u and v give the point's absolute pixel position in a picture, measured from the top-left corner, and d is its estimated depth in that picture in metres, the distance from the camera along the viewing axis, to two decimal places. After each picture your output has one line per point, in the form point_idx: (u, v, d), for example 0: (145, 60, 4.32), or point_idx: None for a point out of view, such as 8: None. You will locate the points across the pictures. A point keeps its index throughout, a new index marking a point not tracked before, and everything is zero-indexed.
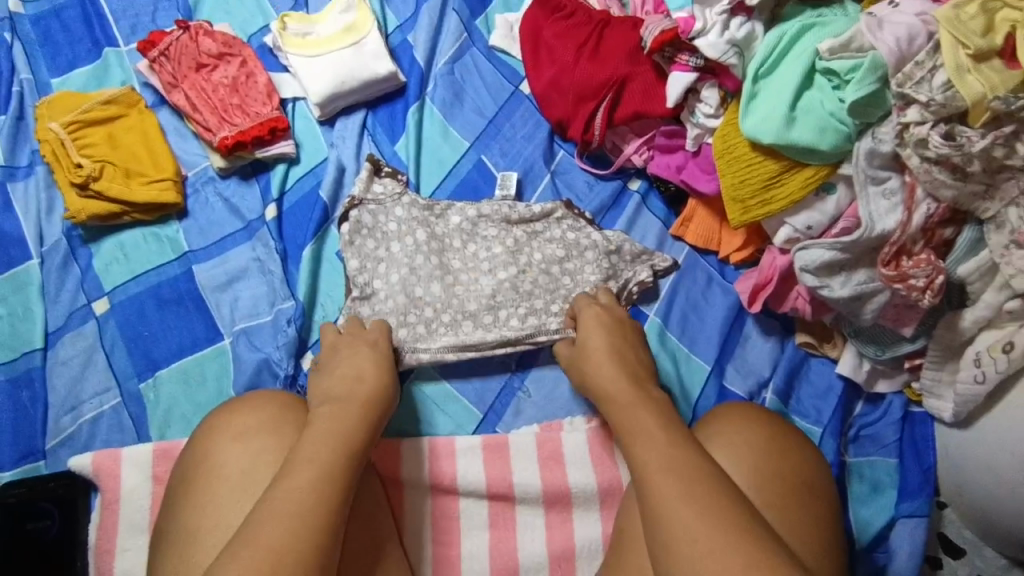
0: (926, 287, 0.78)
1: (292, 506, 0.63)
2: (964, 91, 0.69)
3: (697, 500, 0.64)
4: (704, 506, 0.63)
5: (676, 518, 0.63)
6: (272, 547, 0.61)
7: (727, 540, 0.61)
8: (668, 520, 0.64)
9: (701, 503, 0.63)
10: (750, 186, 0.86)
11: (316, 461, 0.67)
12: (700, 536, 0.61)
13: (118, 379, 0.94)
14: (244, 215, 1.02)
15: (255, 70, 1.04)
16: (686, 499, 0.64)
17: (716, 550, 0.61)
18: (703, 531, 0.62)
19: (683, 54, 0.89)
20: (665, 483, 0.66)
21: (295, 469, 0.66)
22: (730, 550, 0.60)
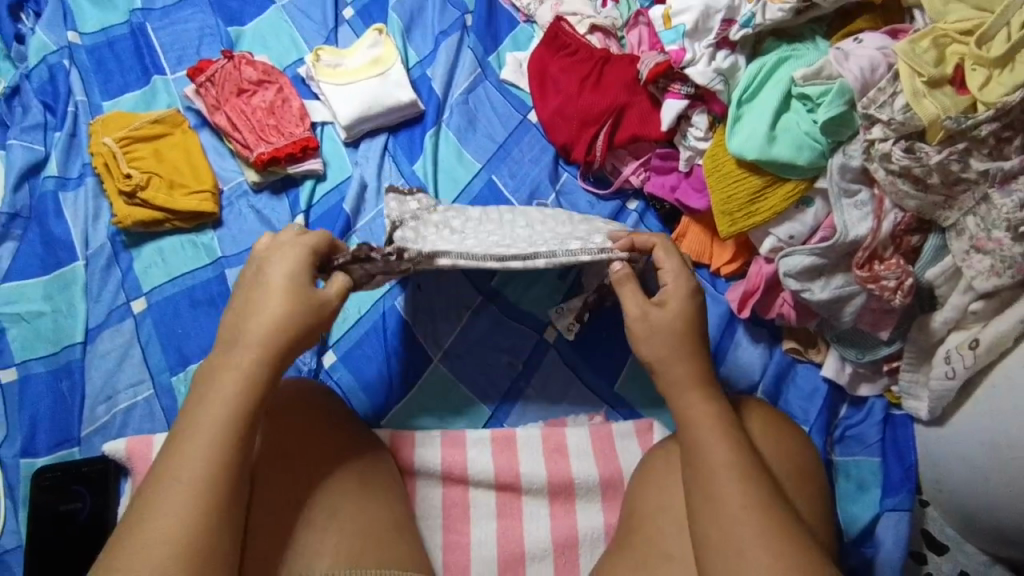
0: (896, 287, 0.86)
1: (178, 501, 0.65)
2: (921, 113, 0.79)
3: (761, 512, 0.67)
4: (766, 517, 0.67)
5: (739, 527, 0.67)
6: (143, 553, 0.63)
7: (787, 549, 0.65)
8: (729, 524, 0.67)
9: (765, 515, 0.67)
10: (736, 200, 0.95)
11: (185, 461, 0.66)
12: (763, 545, 0.65)
13: (152, 372, 1.00)
14: (273, 225, 1.10)
15: (290, 95, 1.15)
16: (749, 509, 0.67)
17: (752, 529, 0.66)
18: (765, 540, 0.66)
19: (675, 84, 1.00)
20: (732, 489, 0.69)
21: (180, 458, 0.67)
22: (761, 530, 0.66)
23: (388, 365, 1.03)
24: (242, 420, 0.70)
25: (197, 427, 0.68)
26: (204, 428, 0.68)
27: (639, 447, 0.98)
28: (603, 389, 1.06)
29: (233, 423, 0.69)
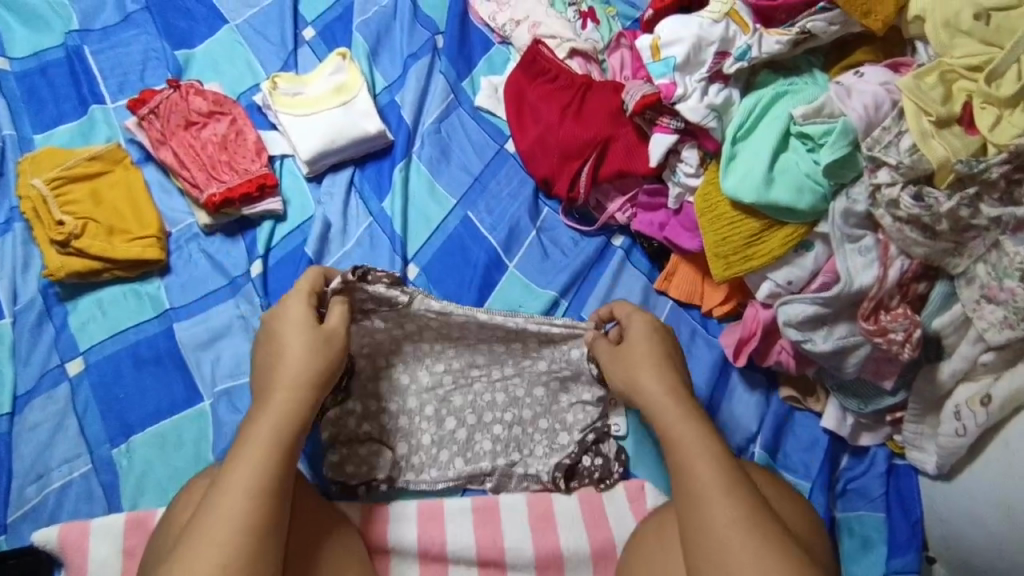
0: (905, 340, 0.80)
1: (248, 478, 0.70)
2: (930, 155, 0.73)
3: (755, 527, 0.69)
4: (763, 536, 0.68)
5: (733, 547, 0.68)
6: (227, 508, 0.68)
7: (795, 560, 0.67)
8: (723, 549, 0.68)
9: (758, 533, 0.68)
10: (732, 243, 0.89)
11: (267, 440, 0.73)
12: (758, 565, 0.67)
13: (90, 444, 0.90)
14: (228, 271, 1.01)
15: (245, 128, 1.05)
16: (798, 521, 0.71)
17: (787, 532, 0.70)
18: (762, 558, 0.67)
19: (664, 117, 0.93)
20: (721, 509, 0.70)
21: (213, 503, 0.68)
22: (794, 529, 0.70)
23: (359, 429, 0.94)
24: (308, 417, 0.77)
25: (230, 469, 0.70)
26: (241, 472, 0.70)
27: (631, 512, 0.93)
28: None
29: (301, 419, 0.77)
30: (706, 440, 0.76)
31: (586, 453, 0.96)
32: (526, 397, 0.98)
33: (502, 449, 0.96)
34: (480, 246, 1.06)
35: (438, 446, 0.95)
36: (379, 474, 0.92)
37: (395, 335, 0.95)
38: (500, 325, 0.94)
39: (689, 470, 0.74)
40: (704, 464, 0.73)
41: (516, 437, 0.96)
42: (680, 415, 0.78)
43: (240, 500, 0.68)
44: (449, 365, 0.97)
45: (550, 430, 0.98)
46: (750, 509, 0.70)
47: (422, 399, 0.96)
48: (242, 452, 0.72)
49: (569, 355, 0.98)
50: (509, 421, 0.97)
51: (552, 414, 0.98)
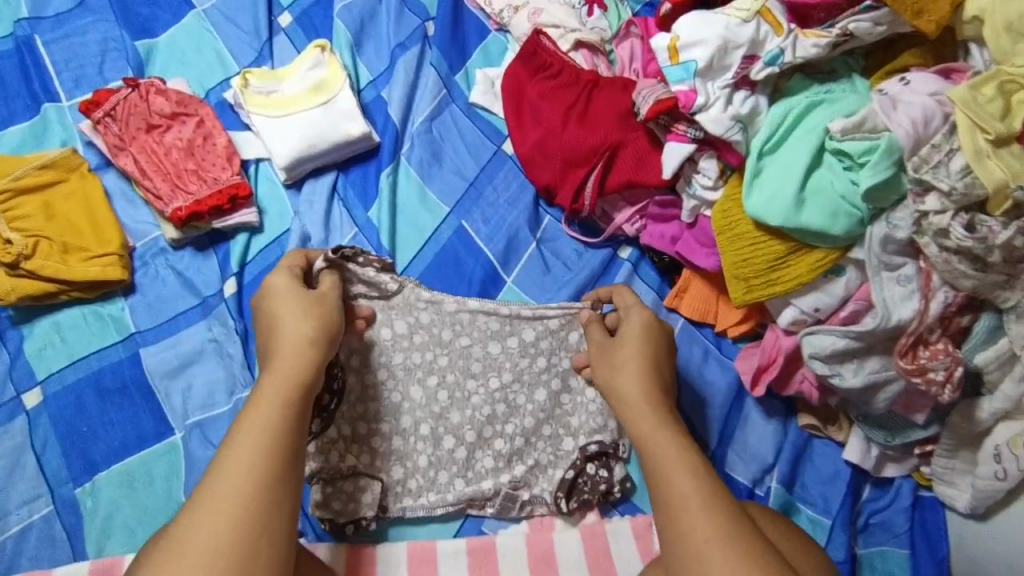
0: (945, 380, 0.72)
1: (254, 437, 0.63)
2: (985, 178, 0.64)
3: (737, 542, 0.62)
4: (747, 552, 0.61)
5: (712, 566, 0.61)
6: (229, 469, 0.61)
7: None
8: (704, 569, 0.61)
9: (739, 548, 0.61)
10: (753, 266, 0.81)
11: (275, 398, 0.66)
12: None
13: (50, 483, 0.83)
14: (199, 290, 0.92)
15: (214, 130, 0.96)
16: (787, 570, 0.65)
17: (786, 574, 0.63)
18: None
19: (681, 124, 0.83)
20: (697, 521, 0.64)
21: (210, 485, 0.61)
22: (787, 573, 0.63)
23: (346, 463, 0.86)
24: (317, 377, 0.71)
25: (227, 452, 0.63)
26: (244, 448, 0.63)
27: (639, 550, 0.84)
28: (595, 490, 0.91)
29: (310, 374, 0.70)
30: (681, 449, 0.69)
31: (589, 462, 0.89)
32: (527, 403, 0.90)
33: (505, 465, 0.89)
34: (476, 260, 0.97)
35: (435, 469, 0.88)
36: (368, 511, 0.84)
37: (384, 344, 0.89)
38: (495, 315, 0.91)
39: (664, 480, 0.68)
40: (679, 474, 0.67)
41: (519, 450, 0.89)
42: (655, 423, 0.72)
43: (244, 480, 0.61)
44: (442, 378, 0.89)
45: (555, 438, 0.90)
46: (728, 522, 0.63)
47: (417, 416, 0.88)
48: (243, 428, 0.64)
49: (568, 342, 0.92)
50: (511, 434, 0.89)
51: (556, 420, 0.91)
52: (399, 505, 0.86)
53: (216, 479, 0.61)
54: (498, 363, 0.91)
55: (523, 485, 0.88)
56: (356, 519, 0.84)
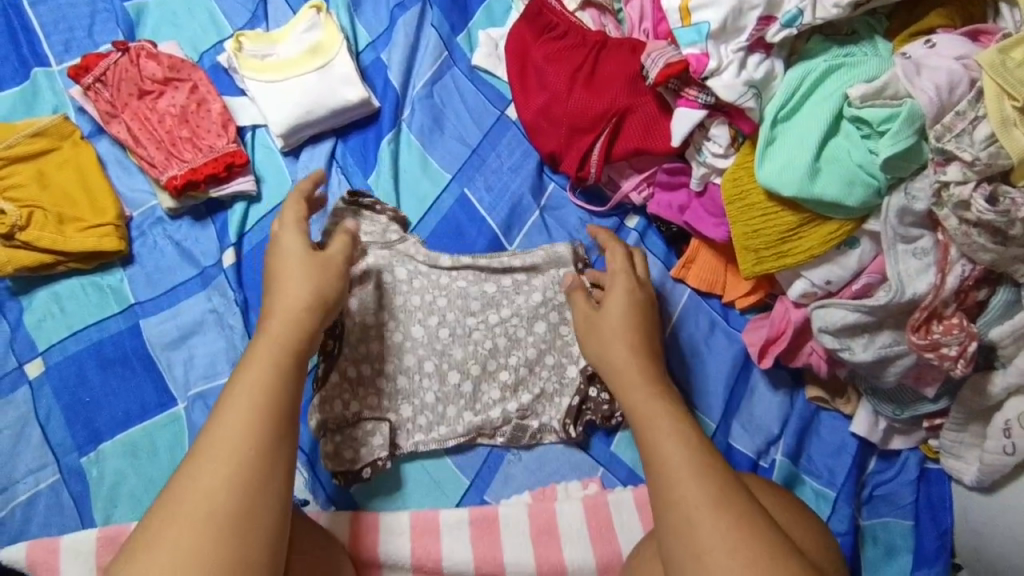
0: (958, 356, 0.70)
1: (252, 397, 0.63)
2: (1010, 147, 0.61)
3: (727, 514, 0.60)
4: (738, 523, 0.60)
5: (701, 537, 0.60)
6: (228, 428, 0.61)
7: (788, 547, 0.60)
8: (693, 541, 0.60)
9: (727, 521, 0.60)
10: (764, 237, 0.78)
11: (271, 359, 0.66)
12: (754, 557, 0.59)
13: (56, 453, 0.83)
14: (198, 260, 0.91)
15: (208, 96, 0.93)
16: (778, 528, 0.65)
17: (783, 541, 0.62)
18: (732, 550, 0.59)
19: (691, 88, 0.79)
20: (689, 493, 0.62)
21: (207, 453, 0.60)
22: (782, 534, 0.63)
23: (351, 411, 0.87)
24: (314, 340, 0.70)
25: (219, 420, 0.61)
26: (238, 418, 0.61)
27: (640, 520, 0.85)
28: (599, 447, 0.91)
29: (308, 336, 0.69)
30: (673, 422, 0.68)
31: (592, 385, 0.91)
32: (528, 336, 0.92)
33: (511, 394, 0.90)
34: (479, 229, 0.96)
35: (444, 404, 0.89)
36: (379, 451, 0.85)
37: (385, 288, 0.91)
38: (487, 262, 0.93)
39: (656, 450, 0.66)
40: (670, 445, 0.66)
41: (524, 380, 0.91)
42: (649, 400, 0.71)
43: (241, 447, 0.60)
44: (442, 318, 0.91)
45: (558, 367, 0.92)
46: (718, 494, 0.62)
47: (421, 354, 0.90)
48: (238, 394, 0.63)
49: (564, 279, 0.93)
50: (515, 364, 0.91)
51: (558, 348, 0.92)
52: (411, 442, 0.87)
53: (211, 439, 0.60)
54: (495, 299, 0.92)
55: (530, 412, 0.90)
56: (372, 460, 0.85)
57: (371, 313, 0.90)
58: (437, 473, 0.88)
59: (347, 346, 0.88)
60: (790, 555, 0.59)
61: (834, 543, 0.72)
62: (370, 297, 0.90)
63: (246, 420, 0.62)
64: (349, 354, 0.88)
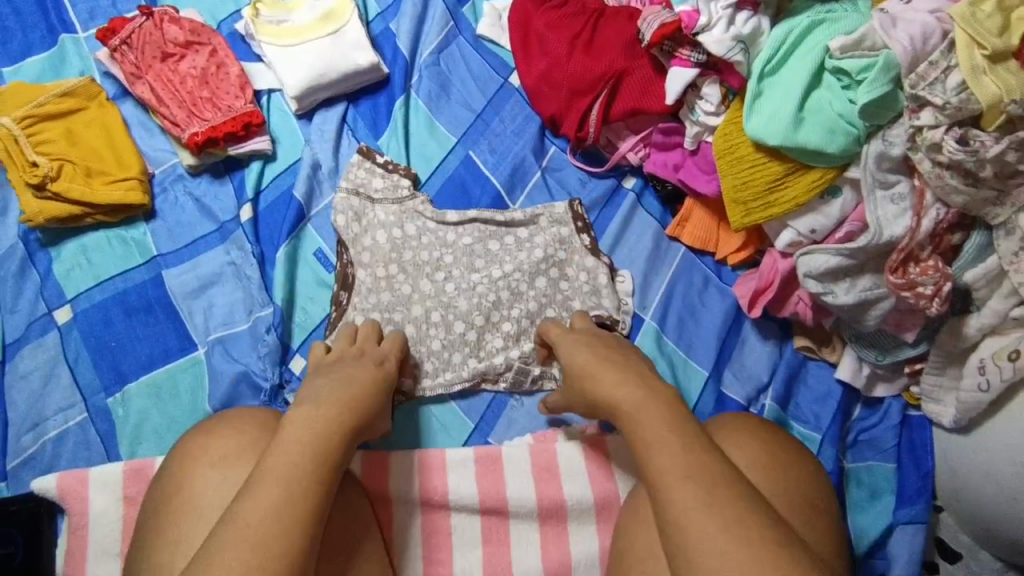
0: (934, 294, 0.75)
1: (273, 476, 0.63)
2: (979, 93, 0.66)
3: (733, 512, 0.60)
4: (745, 522, 0.59)
5: (704, 538, 0.58)
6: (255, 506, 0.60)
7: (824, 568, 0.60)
8: (701, 542, 0.58)
9: (731, 521, 0.59)
10: (752, 188, 0.83)
11: (296, 440, 0.66)
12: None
13: (83, 393, 0.88)
14: (217, 216, 0.96)
15: (226, 60, 0.98)
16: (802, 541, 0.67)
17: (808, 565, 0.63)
18: (740, 550, 0.57)
19: (684, 48, 0.85)
20: (684, 491, 0.61)
21: (253, 489, 0.62)
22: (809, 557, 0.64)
23: None
24: (332, 410, 0.71)
25: (268, 461, 0.64)
26: (259, 502, 0.61)
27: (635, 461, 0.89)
28: None
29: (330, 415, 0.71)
30: (677, 431, 0.66)
31: None
32: (529, 290, 0.95)
33: (513, 343, 0.94)
34: (483, 189, 1.01)
35: (449, 350, 0.92)
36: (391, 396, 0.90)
37: (395, 241, 0.95)
38: (490, 222, 0.98)
39: (652, 456, 0.65)
40: (663, 451, 0.64)
41: (526, 330, 0.94)
42: (650, 413, 0.68)
43: (295, 484, 0.63)
44: (448, 273, 0.95)
45: (558, 319, 0.95)
46: (728, 492, 0.61)
47: (427, 305, 0.93)
48: (261, 473, 0.63)
49: (562, 237, 0.98)
50: (517, 316, 0.94)
51: (558, 303, 0.95)
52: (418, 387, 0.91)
53: (240, 521, 0.59)
54: (499, 256, 0.97)
55: (532, 360, 0.93)
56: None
57: (381, 266, 0.94)
58: (443, 417, 0.93)
59: (357, 297, 0.92)
60: (795, 550, 0.58)
61: (824, 482, 0.76)
62: (381, 245, 0.95)
63: (293, 459, 0.65)
64: (357, 305, 0.92)
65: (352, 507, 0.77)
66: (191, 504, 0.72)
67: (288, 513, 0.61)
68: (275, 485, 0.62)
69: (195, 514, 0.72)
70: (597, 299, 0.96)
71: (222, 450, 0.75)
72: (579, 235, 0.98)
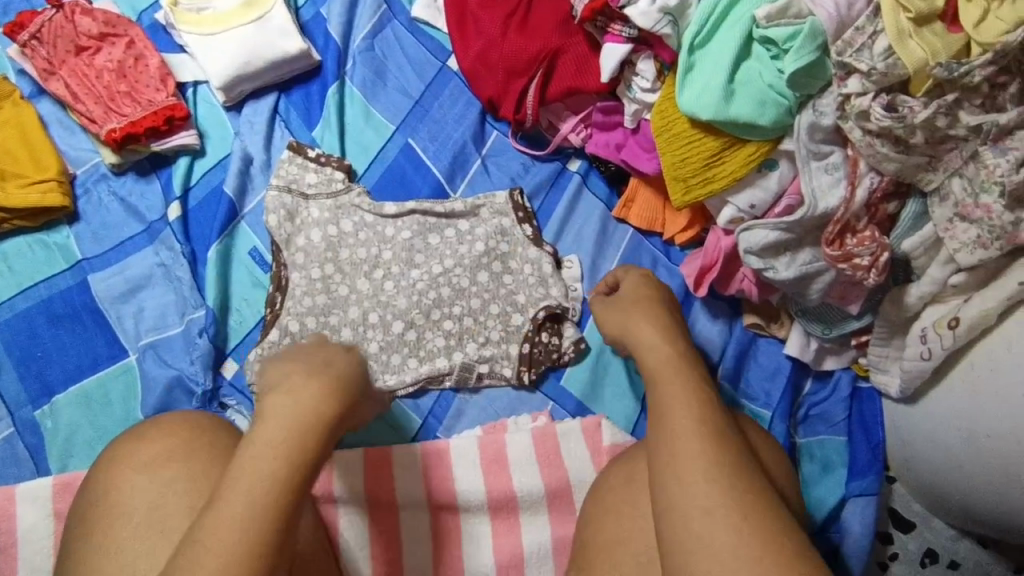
0: (871, 265, 0.75)
1: (256, 476, 0.54)
2: (906, 58, 0.65)
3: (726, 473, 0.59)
4: (745, 489, 0.58)
5: (705, 500, 0.58)
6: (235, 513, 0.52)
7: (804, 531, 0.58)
8: (696, 507, 0.58)
9: (739, 489, 0.58)
10: (690, 164, 0.82)
11: (285, 434, 0.56)
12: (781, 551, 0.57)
13: (10, 406, 0.84)
14: (144, 216, 0.92)
15: (145, 51, 0.94)
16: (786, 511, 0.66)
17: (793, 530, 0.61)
18: (740, 518, 0.56)
19: (615, 23, 0.83)
20: (696, 450, 0.60)
21: (226, 491, 0.53)
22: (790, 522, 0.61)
23: None
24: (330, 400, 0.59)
25: (243, 465, 0.54)
26: (238, 510, 0.52)
27: (587, 448, 0.88)
28: (551, 384, 0.94)
29: (319, 407, 0.58)
30: (696, 395, 0.65)
31: (541, 331, 0.93)
32: (471, 286, 0.94)
33: (455, 343, 0.92)
34: (423, 177, 0.98)
35: (387, 352, 0.91)
36: None
37: (331, 240, 0.94)
38: (430, 213, 0.96)
39: (668, 414, 0.64)
40: (688, 407, 0.64)
41: (468, 330, 0.93)
42: (675, 371, 0.68)
43: (261, 497, 0.53)
44: (387, 271, 0.94)
45: (502, 315, 0.94)
46: (734, 461, 0.60)
47: (365, 307, 0.92)
48: (244, 470, 0.54)
49: (504, 229, 0.96)
50: (459, 314, 0.93)
51: (502, 298, 0.94)
52: None
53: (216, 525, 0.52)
54: (441, 251, 0.95)
55: (477, 357, 0.92)
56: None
57: (316, 267, 0.92)
58: (388, 414, 0.90)
59: (292, 300, 0.91)
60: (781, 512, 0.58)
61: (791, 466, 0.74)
62: (316, 245, 0.93)
63: (272, 457, 0.55)
64: (292, 309, 0.90)
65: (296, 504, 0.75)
66: (120, 507, 0.70)
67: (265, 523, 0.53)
68: (249, 489, 0.53)
69: (120, 520, 0.69)
70: (544, 289, 0.95)
71: (151, 450, 0.73)
72: (520, 225, 0.97)
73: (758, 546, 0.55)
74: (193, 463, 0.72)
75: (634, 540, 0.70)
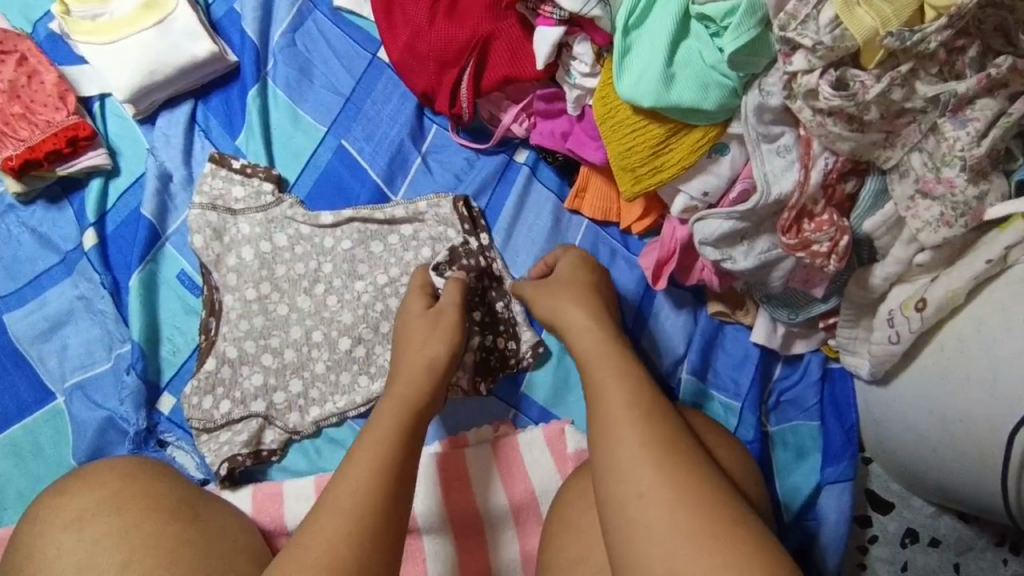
0: (830, 251, 0.71)
1: (377, 453, 0.61)
2: (854, 29, 0.59)
3: (665, 453, 0.56)
4: (678, 461, 0.55)
5: (638, 483, 0.54)
6: (363, 485, 0.59)
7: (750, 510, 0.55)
8: (630, 491, 0.55)
9: (671, 465, 0.55)
10: (637, 153, 0.76)
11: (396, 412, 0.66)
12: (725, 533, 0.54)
13: None
14: (59, 246, 0.87)
15: (39, 66, 0.89)
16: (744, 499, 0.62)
17: None
18: (675, 495, 0.53)
19: (547, 5, 0.77)
20: (631, 432, 0.58)
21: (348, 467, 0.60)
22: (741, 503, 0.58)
23: (241, 381, 0.84)
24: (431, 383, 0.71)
25: (364, 436, 0.64)
26: (355, 479, 0.59)
27: (552, 457, 0.84)
28: (509, 390, 0.89)
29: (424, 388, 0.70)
30: (626, 376, 0.62)
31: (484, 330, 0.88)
32: None
33: None
34: (361, 183, 0.91)
35: (335, 371, 0.85)
36: (280, 429, 0.83)
37: (265, 257, 0.87)
38: (369, 220, 0.89)
39: (599, 400, 0.61)
40: (618, 389, 0.61)
41: None
42: (596, 357, 0.66)
43: (381, 456, 0.61)
44: (329, 284, 0.87)
45: None
46: (670, 439, 0.57)
47: (308, 324, 0.86)
48: (366, 449, 0.62)
49: (451, 230, 0.90)
50: None
51: None
52: (308, 419, 0.83)
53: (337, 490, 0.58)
54: (384, 259, 0.89)
55: None
56: (256, 448, 0.82)
57: (251, 286, 0.86)
58: (339, 436, 0.84)
59: (226, 324, 0.85)
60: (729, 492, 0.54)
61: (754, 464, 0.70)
62: (248, 264, 0.87)
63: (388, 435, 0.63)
64: (228, 334, 0.85)
65: (232, 544, 0.70)
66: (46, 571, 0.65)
67: (380, 493, 0.58)
68: (365, 464, 0.60)
69: None
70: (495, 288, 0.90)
71: (79, 505, 0.68)
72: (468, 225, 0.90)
73: (694, 519, 0.52)
74: (124, 517, 0.67)
75: (594, 558, 0.66)
